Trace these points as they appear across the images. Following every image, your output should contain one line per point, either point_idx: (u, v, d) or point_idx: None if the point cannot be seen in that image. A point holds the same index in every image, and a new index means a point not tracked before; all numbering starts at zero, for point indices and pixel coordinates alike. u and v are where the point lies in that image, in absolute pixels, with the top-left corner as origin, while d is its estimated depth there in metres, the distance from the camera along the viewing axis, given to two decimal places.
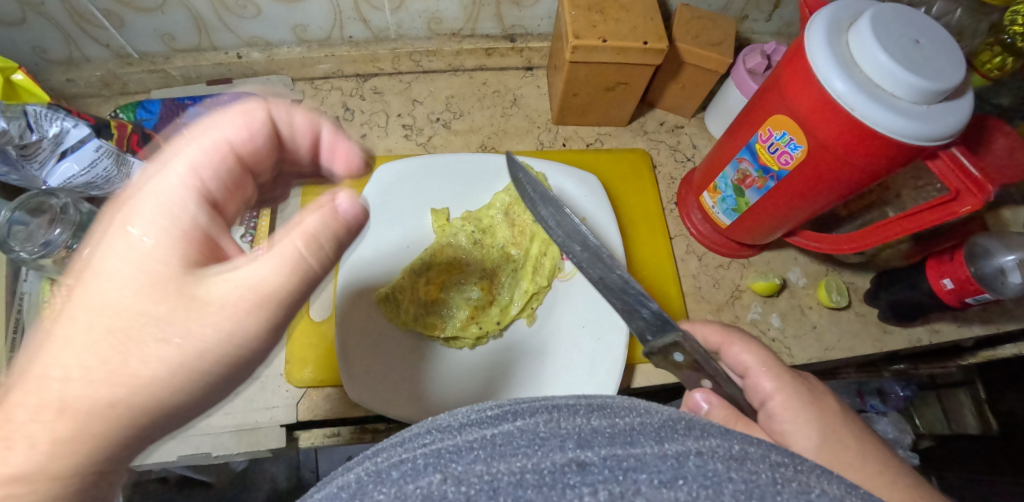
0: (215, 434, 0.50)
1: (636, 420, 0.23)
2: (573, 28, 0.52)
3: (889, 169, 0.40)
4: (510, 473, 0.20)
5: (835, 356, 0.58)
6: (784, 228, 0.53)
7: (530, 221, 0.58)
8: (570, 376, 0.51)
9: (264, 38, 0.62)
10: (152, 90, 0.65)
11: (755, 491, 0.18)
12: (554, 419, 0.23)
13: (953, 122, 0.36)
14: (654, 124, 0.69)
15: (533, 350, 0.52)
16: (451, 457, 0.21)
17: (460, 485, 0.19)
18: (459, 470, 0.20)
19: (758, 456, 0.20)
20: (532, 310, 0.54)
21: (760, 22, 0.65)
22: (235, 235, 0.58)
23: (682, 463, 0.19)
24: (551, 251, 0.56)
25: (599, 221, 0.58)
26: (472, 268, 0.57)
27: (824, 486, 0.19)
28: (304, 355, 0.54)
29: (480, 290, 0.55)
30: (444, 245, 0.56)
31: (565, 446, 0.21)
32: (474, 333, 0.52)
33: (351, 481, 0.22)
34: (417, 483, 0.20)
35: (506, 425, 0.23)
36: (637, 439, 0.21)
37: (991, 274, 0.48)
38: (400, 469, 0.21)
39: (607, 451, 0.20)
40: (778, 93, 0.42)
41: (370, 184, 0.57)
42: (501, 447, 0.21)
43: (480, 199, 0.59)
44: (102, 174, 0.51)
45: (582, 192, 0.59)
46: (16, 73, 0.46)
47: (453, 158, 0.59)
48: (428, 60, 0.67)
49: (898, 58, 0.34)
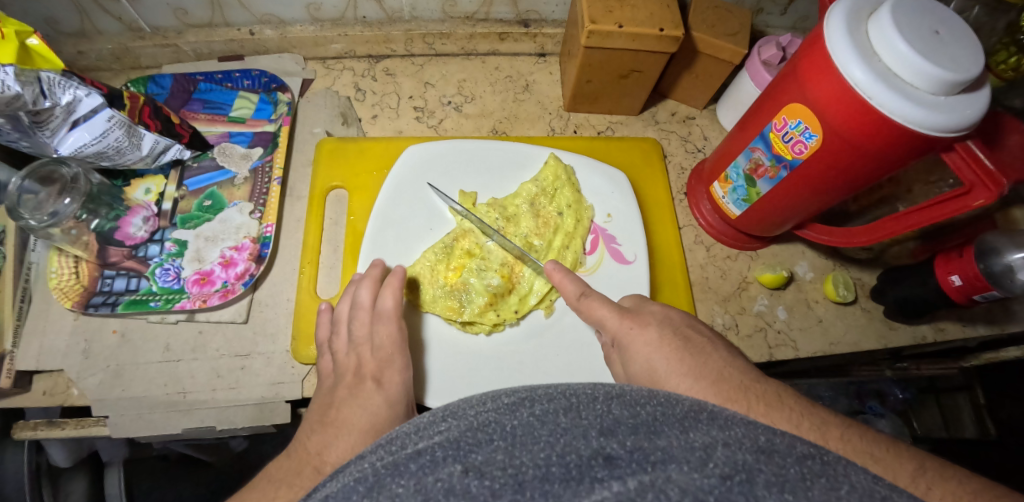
0: (219, 408, 0.50)
1: (655, 408, 0.23)
2: (589, 13, 0.52)
3: (904, 160, 0.40)
4: (535, 466, 0.20)
5: (839, 350, 0.58)
6: (793, 220, 0.53)
7: (556, 212, 0.57)
8: (581, 369, 0.51)
9: (277, 15, 0.62)
10: (163, 65, 0.65)
11: (787, 484, 0.18)
12: (573, 408, 0.23)
13: (969, 115, 0.35)
14: (666, 114, 0.68)
15: (546, 341, 0.52)
16: (470, 447, 0.21)
17: (484, 479, 0.20)
18: (480, 460, 0.21)
19: (785, 449, 0.20)
20: (550, 302, 0.53)
21: (775, 16, 0.64)
22: (244, 211, 0.58)
23: (710, 452, 0.20)
24: (573, 245, 0.56)
25: (623, 219, 0.58)
26: (494, 254, 0.55)
27: (854, 479, 0.20)
28: (309, 332, 0.53)
29: (500, 277, 0.54)
30: (466, 229, 0.55)
31: (588, 435, 0.21)
32: (491, 319, 0.52)
33: (367, 473, 0.21)
34: (437, 475, 0.20)
35: (525, 414, 0.23)
36: (662, 429, 0.21)
37: (999, 272, 0.47)
38: (418, 462, 0.21)
39: (631, 441, 0.20)
40: (793, 82, 0.42)
41: (399, 164, 0.57)
42: (522, 437, 0.21)
43: (506, 187, 0.58)
44: (114, 144, 0.51)
45: (608, 188, 0.59)
46: (32, 38, 0.43)
47: (481, 147, 0.59)
48: (441, 43, 0.67)
49: (918, 48, 0.34)
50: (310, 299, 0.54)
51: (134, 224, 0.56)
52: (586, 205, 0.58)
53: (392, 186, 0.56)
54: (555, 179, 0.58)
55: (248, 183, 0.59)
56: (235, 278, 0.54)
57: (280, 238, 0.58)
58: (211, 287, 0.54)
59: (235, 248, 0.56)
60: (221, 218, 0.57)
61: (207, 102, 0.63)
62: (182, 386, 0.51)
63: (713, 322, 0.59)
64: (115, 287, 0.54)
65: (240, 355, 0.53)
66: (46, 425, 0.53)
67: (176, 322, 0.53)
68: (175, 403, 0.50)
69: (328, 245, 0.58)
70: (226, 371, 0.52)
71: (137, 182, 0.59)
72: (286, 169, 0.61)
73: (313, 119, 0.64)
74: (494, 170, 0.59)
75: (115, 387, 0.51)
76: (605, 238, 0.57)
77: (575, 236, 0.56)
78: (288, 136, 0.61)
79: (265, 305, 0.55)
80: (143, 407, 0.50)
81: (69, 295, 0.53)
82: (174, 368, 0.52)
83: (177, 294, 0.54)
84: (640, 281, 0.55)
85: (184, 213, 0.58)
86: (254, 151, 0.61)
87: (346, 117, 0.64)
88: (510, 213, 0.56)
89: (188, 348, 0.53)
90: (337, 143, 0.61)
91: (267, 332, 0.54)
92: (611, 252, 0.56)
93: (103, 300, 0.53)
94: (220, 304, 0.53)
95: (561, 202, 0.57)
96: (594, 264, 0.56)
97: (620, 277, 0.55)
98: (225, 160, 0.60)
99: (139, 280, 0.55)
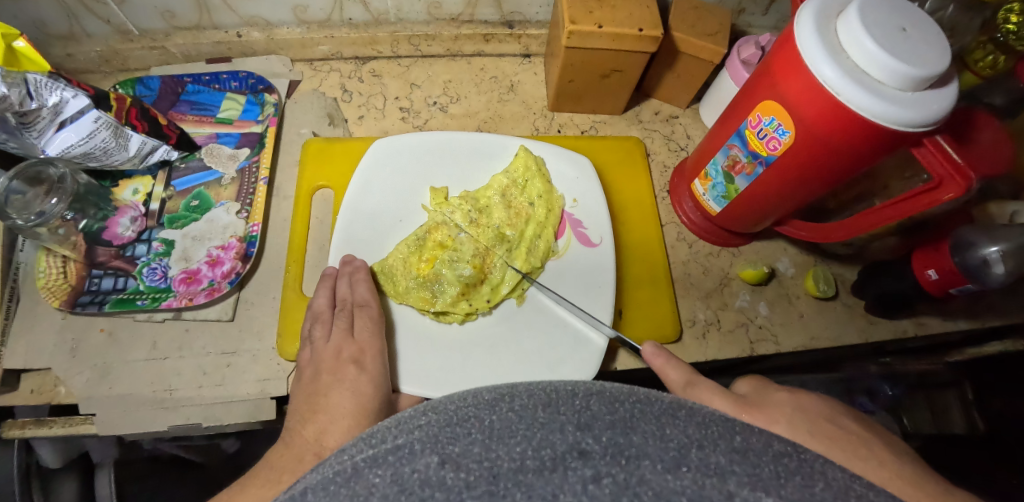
0: (205, 406, 0.51)
1: (634, 404, 0.20)
2: (569, 14, 0.53)
3: (877, 156, 0.41)
4: (509, 459, 0.17)
5: (819, 345, 0.59)
6: (772, 216, 0.53)
7: (528, 203, 0.58)
8: (554, 355, 0.51)
9: (264, 17, 0.62)
10: (152, 67, 0.66)
11: (760, 482, 0.17)
12: (553, 403, 0.20)
13: (937, 111, 0.36)
14: (650, 114, 0.69)
15: (518, 325, 0.53)
16: (448, 439, 0.18)
17: (460, 471, 0.17)
18: (458, 452, 0.18)
19: (761, 447, 0.18)
20: (522, 290, 0.54)
21: (756, 16, 0.65)
22: (231, 211, 0.58)
23: (684, 454, 0.17)
24: (545, 234, 0.56)
25: (590, 203, 0.58)
26: (466, 246, 0.55)
27: (830, 476, 0.18)
28: (294, 329, 0.54)
29: (472, 268, 0.54)
30: (439, 222, 0.56)
31: (565, 429, 0.18)
32: (464, 309, 0.52)
33: (347, 465, 0.19)
34: (414, 466, 0.18)
35: (505, 408, 0.20)
36: (637, 424, 0.19)
37: (976, 265, 0.48)
38: (395, 453, 0.18)
39: (608, 437, 0.18)
40: (766, 81, 0.43)
41: (368, 157, 0.58)
42: (499, 429, 0.18)
43: (478, 178, 0.59)
44: (100, 145, 0.52)
45: (574, 174, 0.60)
46: (18, 40, 0.44)
47: (448, 138, 0.60)
48: (427, 44, 0.68)
49: (885, 45, 0.35)
50: (296, 296, 0.55)
51: (122, 224, 0.57)
52: (556, 194, 0.58)
53: (360, 179, 0.56)
54: (526, 170, 0.58)
55: (235, 183, 0.60)
56: (222, 277, 0.55)
57: (267, 237, 0.59)
58: (197, 285, 0.55)
59: (222, 248, 0.57)
60: (208, 218, 0.58)
61: (195, 103, 0.63)
62: (168, 384, 0.52)
63: (695, 318, 0.60)
64: (102, 287, 0.55)
65: (226, 353, 0.53)
66: (34, 423, 0.54)
67: (164, 320, 0.54)
68: (162, 400, 0.51)
69: (314, 243, 0.59)
70: (212, 368, 0.52)
71: (125, 183, 0.60)
72: (273, 169, 0.62)
73: (299, 120, 0.65)
74: (465, 163, 0.59)
75: (103, 384, 0.52)
76: (571, 222, 0.58)
77: (547, 226, 0.57)
78: (274, 136, 0.62)
79: (251, 303, 0.56)
80: (130, 404, 0.51)
81: (57, 295, 0.54)
82: (160, 366, 0.52)
83: (164, 293, 0.54)
84: (604, 263, 0.55)
85: (171, 213, 0.58)
86: (241, 151, 0.62)
87: (333, 118, 0.65)
88: (481, 205, 0.57)
89: (175, 346, 0.53)
90: (323, 144, 0.62)
91: (252, 330, 0.54)
92: (579, 236, 0.57)
93: (90, 299, 0.54)
94: (206, 302, 0.54)
95: (532, 192, 0.58)
96: (565, 248, 0.56)
97: (588, 260, 0.56)
98: (212, 161, 0.61)
99: (127, 279, 0.55)
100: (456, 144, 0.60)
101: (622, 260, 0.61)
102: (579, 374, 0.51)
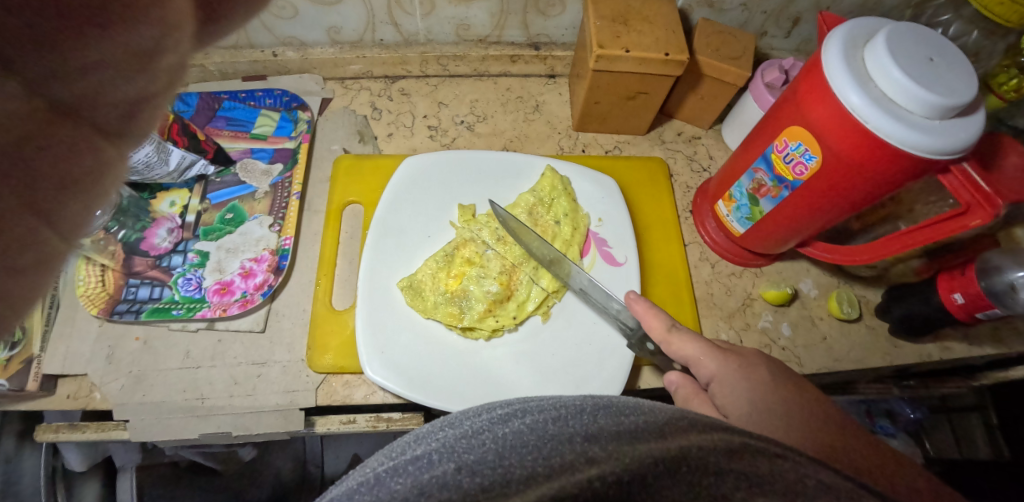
0: (236, 414, 0.52)
1: (640, 416, 0.20)
2: (597, 37, 0.54)
3: (900, 183, 0.41)
4: (521, 467, 0.19)
5: (843, 367, 0.59)
6: (796, 239, 0.54)
7: (553, 221, 0.58)
8: (579, 370, 0.52)
9: (299, 38, 0.64)
10: (189, 83, 0.67)
11: (755, 478, 0.19)
12: (562, 417, 0.20)
13: (964, 138, 0.37)
14: (672, 134, 0.70)
15: (543, 343, 0.53)
16: (463, 448, 0.20)
17: (476, 476, 0.19)
18: (473, 459, 0.19)
19: (760, 449, 0.19)
20: (547, 308, 0.54)
21: (779, 39, 0.66)
22: (264, 224, 0.60)
23: (685, 453, 0.19)
24: (571, 251, 0.57)
25: (615, 222, 0.59)
26: (493, 263, 0.57)
27: (822, 473, 0.19)
28: (324, 341, 0.55)
29: (499, 285, 0.55)
30: (467, 239, 0.57)
31: (573, 440, 0.19)
32: (490, 325, 0.53)
33: (370, 475, 0.20)
34: (432, 473, 0.19)
35: (516, 421, 0.21)
36: (642, 436, 0.19)
37: (1002, 290, 0.48)
38: (413, 462, 0.20)
39: (614, 447, 0.19)
40: (793, 105, 0.44)
41: (398, 174, 0.59)
42: (511, 440, 0.20)
43: (505, 196, 0.60)
44: (144, 160, 0.53)
45: (599, 193, 0.61)
46: None
47: (474, 156, 0.61)
48: (455, 64, 0.69)
49: (912, 75, 0.35)
50: (325, 310, 0.56)
51: (159, 236, 0.59)
52: (581, 213, 0.59)
53: (390, 197, 0.58)
54: (553, 189, 0.59)
55: (268, 197, 0.62)
56: (255, 288, 0.57)
57: (298, 250, 0.60)
58: (230, 297, 0.56)
59: (254, 260, 0.58)
60: (242, 231, 0.60)
61: (231, 119, 0.65)
62: (200, 392, 0.53)
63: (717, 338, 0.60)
64: (139, 296, 0.56)
65: (257, 363, 0.55)
66: (68, 428, 0.55)
67: (196, 330, 0.55)
68: (194, 408, 0.52)
69: (343, 258, 0.61)
70: (243, 378, 0.54)
71: (163, 195, 0.61)
72: (305, 184, 0.64)
73: (330, 137, 0.67)
74: (495, 181, 0.61)
75: (137, 391, 0.53)
76: (596, 241, 0.59)
77: (573, 243, 0.57)
78: (308, 152, 0.64)
79: (282, 315, 0.57)
80: (163, 411, 0.52)
81: (95, 302, 0.55)
82: (193, 375, 0.54)
83: (198, 303, 0.56)
84: (629, 283, 0.56)
85: (206, 225, 0.60)
86: (275, 167, 0.64)
87: (363, 135, 0.67)
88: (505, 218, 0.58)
89: (208, 356, 0.54)
90: (354, 160, 0.64)
91: (283, 342, 0.56)
92: (603, 255, 0.58)
93: (127, 307, 0.55)
94: (239, 313, 0.56)
95: (558, 211, 0.58)
96: (590, 266, 0.57)
97: (612, 279, 0.56)
98: (246, 176, 0.63)
99: (162, 289, 0.57)
100: (482, 160, 0.61)
101: (645, 279, 0.62)
102: (605, 391, 0.51)
